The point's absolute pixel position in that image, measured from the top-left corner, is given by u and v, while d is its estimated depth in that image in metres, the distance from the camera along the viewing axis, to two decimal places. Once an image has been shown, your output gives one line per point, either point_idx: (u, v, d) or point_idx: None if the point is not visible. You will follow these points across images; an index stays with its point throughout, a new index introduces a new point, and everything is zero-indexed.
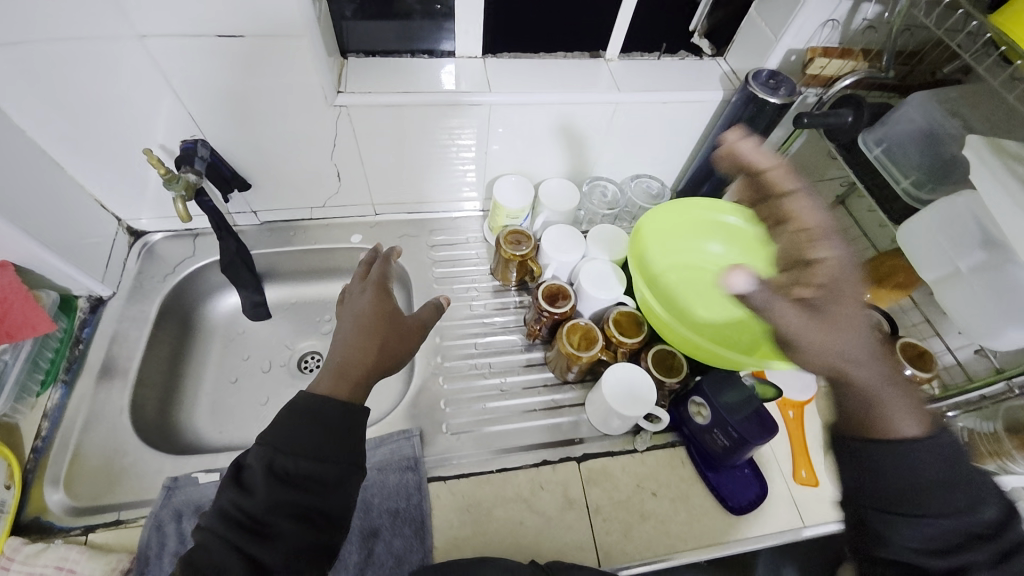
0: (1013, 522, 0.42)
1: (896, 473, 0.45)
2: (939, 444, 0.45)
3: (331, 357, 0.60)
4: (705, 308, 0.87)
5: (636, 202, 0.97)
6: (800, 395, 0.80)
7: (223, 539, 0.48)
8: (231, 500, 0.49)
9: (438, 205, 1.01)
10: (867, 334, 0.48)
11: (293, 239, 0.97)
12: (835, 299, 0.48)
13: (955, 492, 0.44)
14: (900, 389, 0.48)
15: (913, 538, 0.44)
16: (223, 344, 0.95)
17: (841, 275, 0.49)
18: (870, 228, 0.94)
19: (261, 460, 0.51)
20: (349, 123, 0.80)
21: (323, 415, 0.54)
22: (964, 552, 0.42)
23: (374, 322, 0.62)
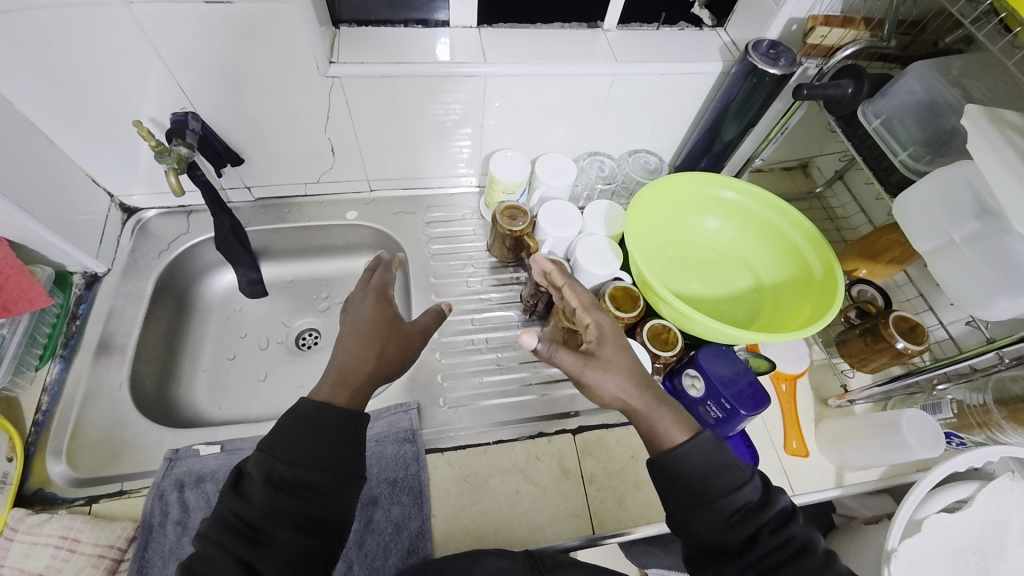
0: (768, 492, 0.52)
1: (688, 471, 0.52)
2: (704, 441, 0.54)
3: (330, 367, 0.60)
4: (701, 283, 0.87)
5: (634, 178, 0.96)
6: (794, 368, 0.83)
7: (220, 547, 0.48)
8: (231, 509, 0.50)
9: (433, 182, 1.00)
10: (635, 368, 0.59)
11: (288, 216, 0.96)
12: (605, 345, 0.61)
13: (732, 476, 0.52)
14: (668, 407, 0.57)
15: (713, 526, 0.50)
16: (220, 322, 0.96)
17: (608, 331, 0.62)
18: (868, 202, 0.93)
19: (261, 468, 0.51)
20: (342, 96, 0.78)
21: (320, 423, 0.54)
22: (749, 527, 0.50)
23: (372, 332, 0.62)
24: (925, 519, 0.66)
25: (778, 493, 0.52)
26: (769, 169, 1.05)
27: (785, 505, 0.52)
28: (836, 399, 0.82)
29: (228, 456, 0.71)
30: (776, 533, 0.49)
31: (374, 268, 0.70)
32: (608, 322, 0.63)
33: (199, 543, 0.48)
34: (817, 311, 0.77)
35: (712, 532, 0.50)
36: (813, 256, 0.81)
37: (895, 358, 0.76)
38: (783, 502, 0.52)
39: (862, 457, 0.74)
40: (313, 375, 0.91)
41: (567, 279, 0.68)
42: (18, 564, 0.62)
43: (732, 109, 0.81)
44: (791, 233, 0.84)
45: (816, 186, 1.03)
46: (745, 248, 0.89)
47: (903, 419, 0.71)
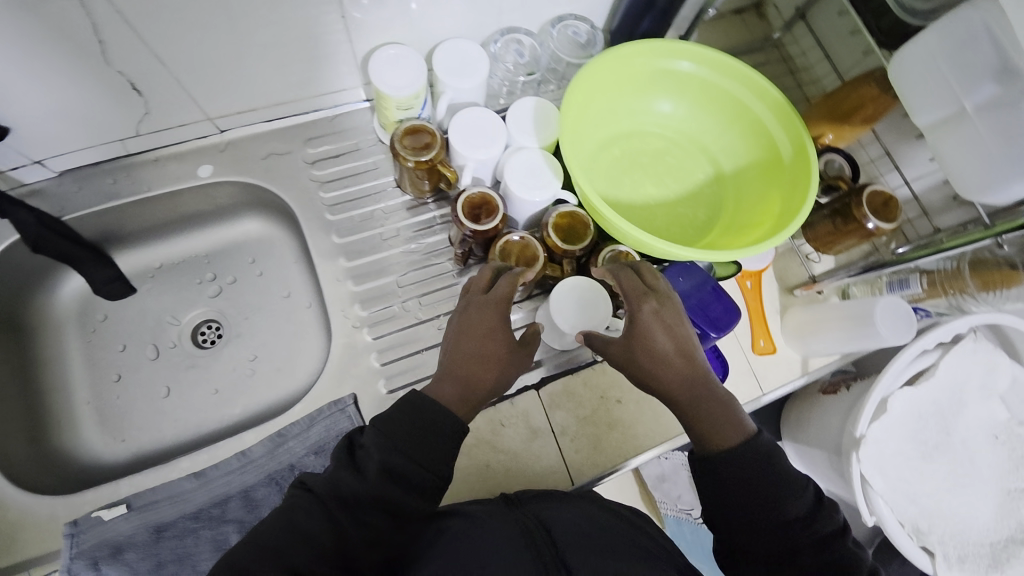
0: (820, 509, 0.50)
1: (738, 478, 0.50)
2: (753, 450, 0.50)
3: (452, 370, 0.55)
4: (655, 184, 0.74)
5: (561, 58, 0.75)
6: (756, 264, 0.75)
7: (322, 514, 0.46)
8: (343, 479, 0.47)
9: (303, 104, 0.75)
10: (679, 352, 0.54)
11: (118, 189, 0.71)
12: (647, 334, 0.55)
13: (784, 492, 0.49)
14: (722, 391, 0.54)
15: (755, 535, 0.49)
16: (86, 340, 0.76)
17: (653, 309, 0.56)
18: (836, 48, 0.76)
19: (379, 446, 0.48)
20: (104, 3, 0.51)
21: (437, 425, 0.50)
22: (791, 543, 0.48)
23: (487, 350, 0.56)
24: (890, 398, 0.68)
25: (831, 508, 0.50)
26: (718, 17, 0.86)
27: (837, 522, 0.50)
28: (803, 289, 0.77)
29: (141, 514, 0.58)
30: (819, 550, 0.48)
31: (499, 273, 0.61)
32: (652, 299, 0.57)
33: (305, 496, 0.47)
34: (788, 201, 0.66)
35: (749, 540, 0.50)
36: (780, 132, 0.68)
37: (865, 238, 0.70)
38: (834, 519, 0.50)
39: (829, 346, 0.72)
40: (228, 376, 0.77)
41: (611, 271, 0.60)
42: None
43: None
44: (755, 105, 0.69)
45: (772, 32, 0.85)
46: (701, 130, 0.75)
47: (876, 308, 0.67)
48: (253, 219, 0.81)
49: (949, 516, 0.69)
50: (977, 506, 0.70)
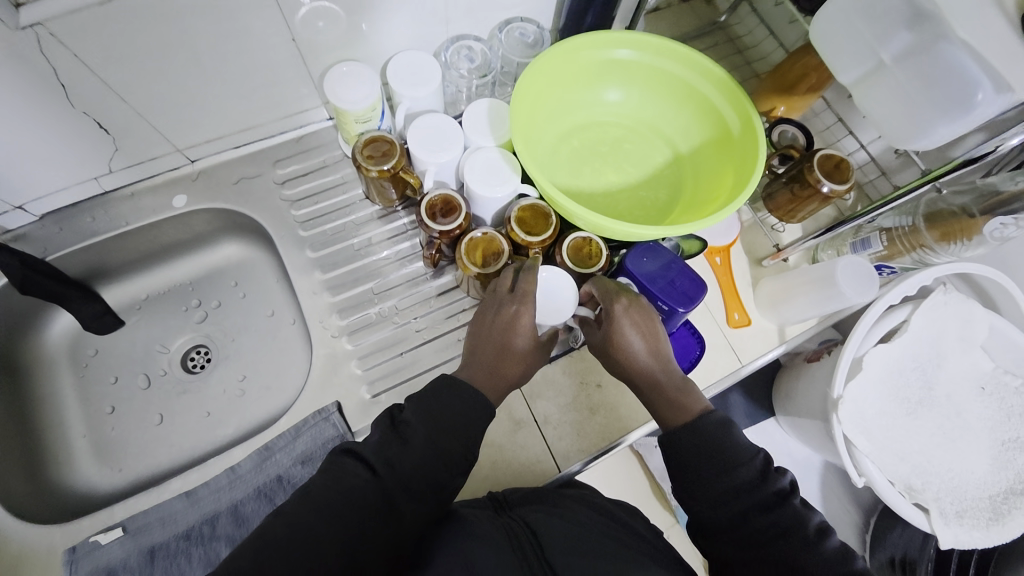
0: (767, 474, 0.49)
1: (688, 446, 0.51)
2: (705, 424, 0.51)
3: (488, 362, 0.57)
4: (615, 171, 0.76)
5: (512, 60, 0.79)
6: (724, 239, 0.77)
7: (361, 483, 0.46)
8: (388, 447, 0.49)
9: (269, 128, 0.78)
10: (646, 345, 0.57)
11: (97, 226, 0.74)
12: (614, 327, 0.58)
13: (727, 456, 0.49)
14: (682, 382, 0.56)
15: (705, 501, 0.50)
16: (79, 375, 0.78)
17: (624, 307, 0.59)
18: (779, 23, 0.79)
19: (426, 417, 0.51)
20: (62, 49, 0.53)
21: (471, 403, 0.53)
22: (736, 506, 0.48)
23: (516, 344, 0.58)
24: (865, 356, 0.68)
25: (780, 472, 0.50)
26: (665, 6, 0.88)
27: (785, 487, 0.49)
28: (770, 258, 0.78)
29: (135, 537, 0.59)
30: (764, 512, 0.47)
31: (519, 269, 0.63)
32: (625, 297, 0.60)
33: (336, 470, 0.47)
34: (740, 173, 0.68)
35: (701, 508, 0.50)
36: (727, 106, 0.70)
37: (824, 202, 0.71)
38: (780, 484, 0.49)
39: (801, 311, 0.73)
40: (218, 397, 0.79)
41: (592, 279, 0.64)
42: None
43: None
44: (700, 84, 0.71)
45: (719, 15, 0.88)
46: (653, 114, 0.77)
47: (838, 268, 0.69)
48: (232, 243, 0.84)
49: (941, 473, 0.69)
50: (968, 460, 0.70)
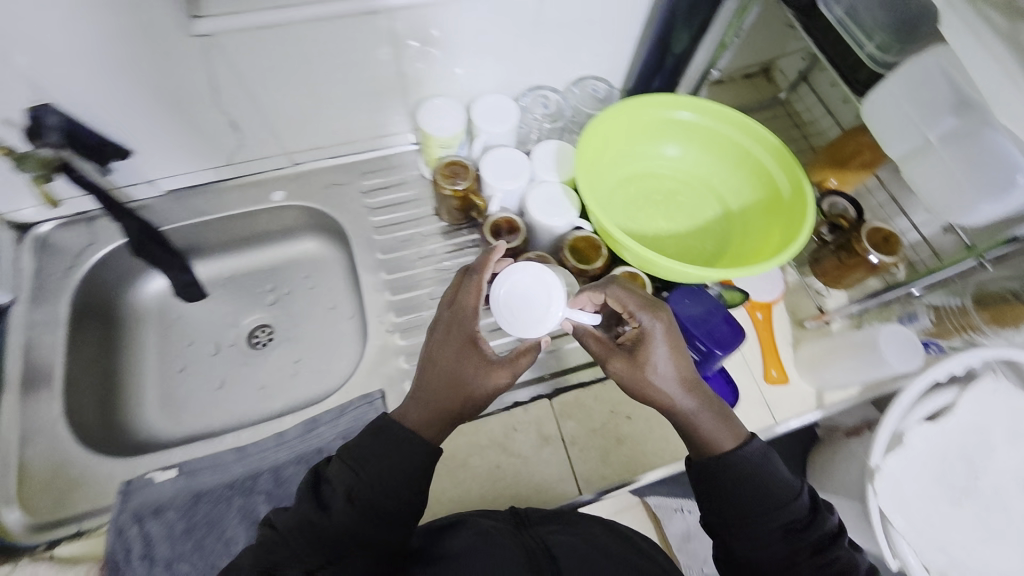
0: (816, 512, 0.50)
1: (734, 480, 0.50)
2: (752, 454, 0.51)
3: (428, 392, 0.54)
4: (665, 218, 0.81)
5: (583, 110, 0.88)
6: (768, 296, 0.79)
7: (294, 556, 0.46)
8: (310, 515, 0.48)
9: (364, 144, 0.89)
10: (681, 370, 0.53)
11: (207, 207, 0.86)
12: (647, 350, 0.54)
13: (783, 494, 0.50)
14: (719, 405, 0.54)
15: (754, 543, 0.49)
16: (161, 334, 0.87)
17: (662, 327, 0.55)
18: (834, 103, 0.85)
19: (344, 481, 0.49)
20: (223, 58, 0.66)
21: (399, 455, 0.50)
22: (788, 547, 0.48)
23: (458, 377, 0.54)
24: (907, 432, 0.67)
25: (828, 511, 0.51)
26: (728, 79, 0.96)
27: (833, 525, 0.50)
28: (813, 320, 0.79)
29: (187, 478, 0.65)
30: (817, 555, 0.48)
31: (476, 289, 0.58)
32: (661, 315, 0.55)
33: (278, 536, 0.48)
34: (786, 234, 0.72)
35: (748, 549, 0.50)
36: (779, 172, 0.75)
37: (870, 272, 0.74)
38: (830, 523, 0.50)
39: (842, 377, 0.74)
40: (273, 373, 0.86)
41: (615, 288, 0.58)
42: None
43: (679, 16, 0.75)
44: (756, 149, 0.77)
45: (780, 92, 0.94)
46: (708, 172, 0.82)
47: (881, 336, 0.70)
48: (311, 239, 0.94)
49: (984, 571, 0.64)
50: (1018, 565, 0.65)
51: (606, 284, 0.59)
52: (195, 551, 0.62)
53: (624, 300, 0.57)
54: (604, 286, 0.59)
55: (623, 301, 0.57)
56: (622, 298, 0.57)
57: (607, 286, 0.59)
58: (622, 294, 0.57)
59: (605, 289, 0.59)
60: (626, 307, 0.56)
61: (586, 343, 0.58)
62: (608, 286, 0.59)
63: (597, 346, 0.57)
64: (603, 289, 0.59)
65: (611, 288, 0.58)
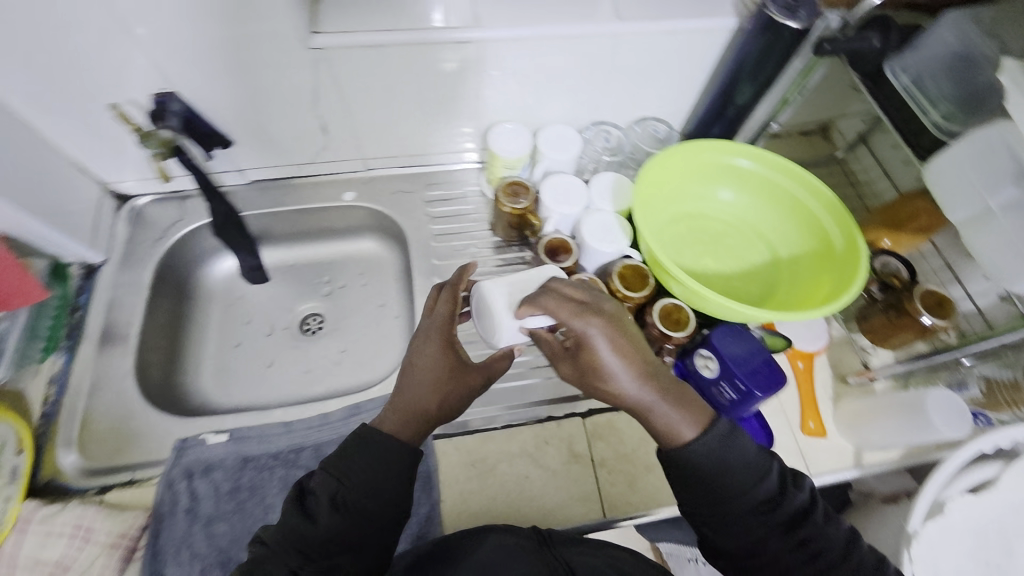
0: (785, 490, 0.51)
1: (700, 469, 0.50)
2: (710, 439, 0.51)
3: (402, 400, 0.57)
4: (713, 258, 0.83)
5: (642, 148, 0.93)
6: (811, 346, 0.79)
7: (284, 563, 0.48)
8: (296, 523, 0.50)
9: (433, 158, 0.96)
10: (626, 365, 0.52)
11: (284, 199, 0.93)
12: (590, 354, 0.53)
13: (750, 477, 0.50)
14: (672, 393, 0.53)
15: (729, 528, 0.50)
16: (223, 310, 0.94)
17: (598, 329, 0.53)
18: (894, 166, 0.87)
19: (327, 490, 0.51)
20: (329, 69, 0.74)
21: (379, 463, 0.53)
22: (760, 530, 0.49)
23: (433, 379, 0.58)
24: (947, 501, 0.64)
25: (796, 489, 0.51)
26: (785, 134, 0.99)
27: (802, 501, 0.51)
28: (856, 376, 0.79)
29: (236, 444, 0.69)
30: (788, 535, 0.49)
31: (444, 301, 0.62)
32: (594, 317, 0.54)
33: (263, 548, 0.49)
34: (837, 286, 0.73)
35: (724, 535, 0.51)
36: (833, 227, 0.77)
37: (919, 334, 0.74)
38: (798, 500, 0.51)
39: (884, 437, 0.73)
40: (319, 360, 0.90)
41: (548, 299, 0.57)
42: (32, 555, 0.63)
43: (746, 68, 0.79)
44: (810, 202, 0.79)
45: (836, 150, 0.97)
46: (760, 219, 0.84)
47: (929, 399, 0.69)
48: (370, 240, 1.00)
49: None
50: None
51: (541, 296, 0.58)
52: (235, 513, 0.66)
53: (558, 311, 0.55)
54: (538, 299, 0.58)
55: (557, 312, 0.55)
56: (555, 310, 0.56)
57: (541, 298, 0.58)
58: (555, 306, 0.56)
59: (537, 302, 0.58)
60: (559, 317, 0.55)
61: (545, 351, 0.59)
62: (544, 296, 0.58)
63: (554, 353, 0.57)
64: (536, 301, 0.58)
65: (545, 300, 0.57)
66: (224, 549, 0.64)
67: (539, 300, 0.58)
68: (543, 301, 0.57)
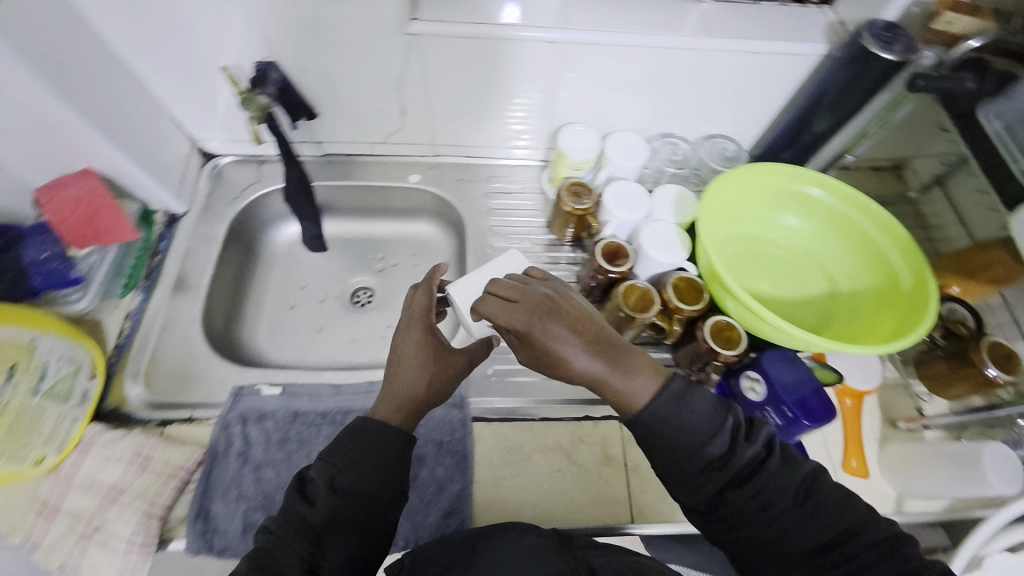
0: (735, 444, 0.50)
1: (656, 434, 0.51)
2: (668, 401, 0.51)
3: (392, 388, 0.58)
4: (769, 282, 0.82)
5: (708, 164, 0.92)
6: (862, 385, 0.76)
7: (288, 546, 0.48)
8: (297, 508, 0.50)
9: (498, 151, 0.98)
10: (581, 346, 0.52)
11: (353, 174, 0.97)
12: (546, 346, 0.52)
13: (700, 433, 0.50)
14: (626, 364, 0.53)
15: (686, 486, 0.51)
16: (283, 272, 0.98)
17: (544, 321, 0.52)
18: (970, 211, 0.83)
19: (325, 475, 0.51)
20: (419, 54, 0.77)
21: (376, 449, 0.53)
22: (713, 486, 0.50)
23: (421, 367, 0.59)
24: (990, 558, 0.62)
25: (748, 445, 0.50)
26: (855, 167, 0.97)
27: (754, 455, 0.50)
28: (907, 422, 0.77)
29: (288, 398, 0.73)
30: (740, 488, 0.49)
31: (416, 296, 0.63)
32: (539, 309, 0.53)
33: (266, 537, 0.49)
34: (902, 327, 0.72)
35: (685, 494, 0.51)
36: (902, 266, 0.75)
37: (980, 386, 0.71)
38: (748, 454, 0.50)
39: (930, 486, 0.71)
40: (366, 332, 0.94)
41: (489, 299, 0.54)
42: (94, 473, 0.67)
43: (828, 98, 0.77)
44: (880, 238, 0.78)
45: (908, 191, 0.95)
46: (822, 249, 0.83)
47: (985, 453, 0.68)
48: (427, 224, 1.03)
49: None
50: None
51: (484, 298, 0.55)
52: (283, 461, 0.69)
53: (503, 314, 0.53)
54: (479, 304, 0.55)
55: (501, 313, 0.53)
56: (499, 312, 0.54)
57: (484, 301, 0.55)
58: (497, 309, 0.53)
59: (481, 309, 0.55)
60: (505, 318, 0.53)
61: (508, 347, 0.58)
62: (485, 300, 0.55)
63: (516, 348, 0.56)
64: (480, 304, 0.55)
65: (488, 303, 0.54)
66: (267, 494, 0.67)
67: (484, 305, 0.55)
68: (485, 306, 0.54)
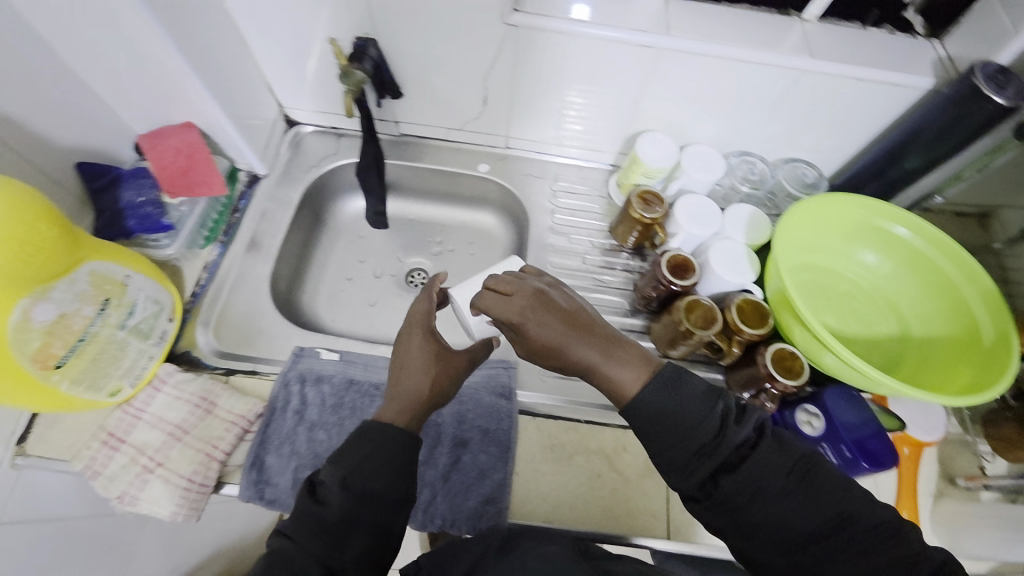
0: (726, 423, 0.49)
1: (646, 419, 0.50)
2: (658, 386, 0.51)
3: (398, 387, 0.58)
4: (837, 317, 0.80)
5: (786, 187, 0.90)
6: (924, 435, 0.72)
7: (303, 548, 0.48)
8: (308, 509, 0.50)
9: (569, 151, 0.99)
10: (568, 333, 0.53)
11: (425, 157, 0.99)
12: (538, 335, 0.54)
13: (690, 413, 0.49)
14: (615, 349, 0.53)
15: (679, 473, 0.49)
16: (345, 243, 1.01)
17: (532, 309, 0.54)
18: None
19: (336, 477, 0.51)
20: (513, 46, 0.78)
21: (386, 453, 0.52)
22: (706, 470, 0.48)
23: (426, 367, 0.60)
24: None
25: (738, 426, 0.49)
26: (937, 210, 0.94)
27: (746, 437, 0.49)
28: (967, 479, 0.74)
29: (345, 365, 0.76)
30: (733, 472, 0.47)
31: (419, 300, 0.65)
32: (529, 300, 0.55)
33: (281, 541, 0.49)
34: (978, 381, 0.68)
35: (681, 484, 0.49)
36: (985, 319, 0.72)
37: None
38: (739, 434, 0.48)
39: (986, 547, 0.67)
40: None
41: (481, 295, 0.57)
42: (162, 410, 0.71)
43: (924, 137, 0.74)
44: (965, 287, 0.75)
45: (993, 242, 0.90)
46: (898, 291, 0.81)
47: None
48: (488, 214, 1.04)
49: None
50: None
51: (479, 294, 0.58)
52: (335, 425, 0.72)
53: (494, 307, 0.55)
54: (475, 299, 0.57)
55: (493, 308, 0.56)
56: (492, 308, 0.56)
57: (479, 297, 0.57)
58: (489, 303, 0.56)
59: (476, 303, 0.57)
60: (497, 311, 0.55)
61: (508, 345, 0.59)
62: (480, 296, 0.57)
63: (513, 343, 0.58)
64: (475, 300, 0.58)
65: (482, 298, 0.57)
66: (317, 454, 0.70)
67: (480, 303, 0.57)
68: (479, 301, 0.57)
